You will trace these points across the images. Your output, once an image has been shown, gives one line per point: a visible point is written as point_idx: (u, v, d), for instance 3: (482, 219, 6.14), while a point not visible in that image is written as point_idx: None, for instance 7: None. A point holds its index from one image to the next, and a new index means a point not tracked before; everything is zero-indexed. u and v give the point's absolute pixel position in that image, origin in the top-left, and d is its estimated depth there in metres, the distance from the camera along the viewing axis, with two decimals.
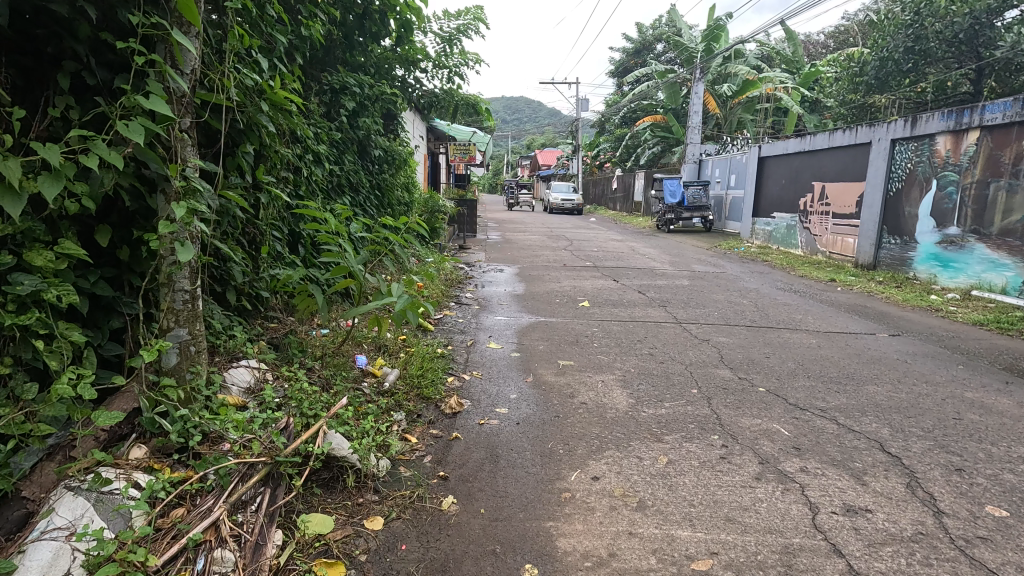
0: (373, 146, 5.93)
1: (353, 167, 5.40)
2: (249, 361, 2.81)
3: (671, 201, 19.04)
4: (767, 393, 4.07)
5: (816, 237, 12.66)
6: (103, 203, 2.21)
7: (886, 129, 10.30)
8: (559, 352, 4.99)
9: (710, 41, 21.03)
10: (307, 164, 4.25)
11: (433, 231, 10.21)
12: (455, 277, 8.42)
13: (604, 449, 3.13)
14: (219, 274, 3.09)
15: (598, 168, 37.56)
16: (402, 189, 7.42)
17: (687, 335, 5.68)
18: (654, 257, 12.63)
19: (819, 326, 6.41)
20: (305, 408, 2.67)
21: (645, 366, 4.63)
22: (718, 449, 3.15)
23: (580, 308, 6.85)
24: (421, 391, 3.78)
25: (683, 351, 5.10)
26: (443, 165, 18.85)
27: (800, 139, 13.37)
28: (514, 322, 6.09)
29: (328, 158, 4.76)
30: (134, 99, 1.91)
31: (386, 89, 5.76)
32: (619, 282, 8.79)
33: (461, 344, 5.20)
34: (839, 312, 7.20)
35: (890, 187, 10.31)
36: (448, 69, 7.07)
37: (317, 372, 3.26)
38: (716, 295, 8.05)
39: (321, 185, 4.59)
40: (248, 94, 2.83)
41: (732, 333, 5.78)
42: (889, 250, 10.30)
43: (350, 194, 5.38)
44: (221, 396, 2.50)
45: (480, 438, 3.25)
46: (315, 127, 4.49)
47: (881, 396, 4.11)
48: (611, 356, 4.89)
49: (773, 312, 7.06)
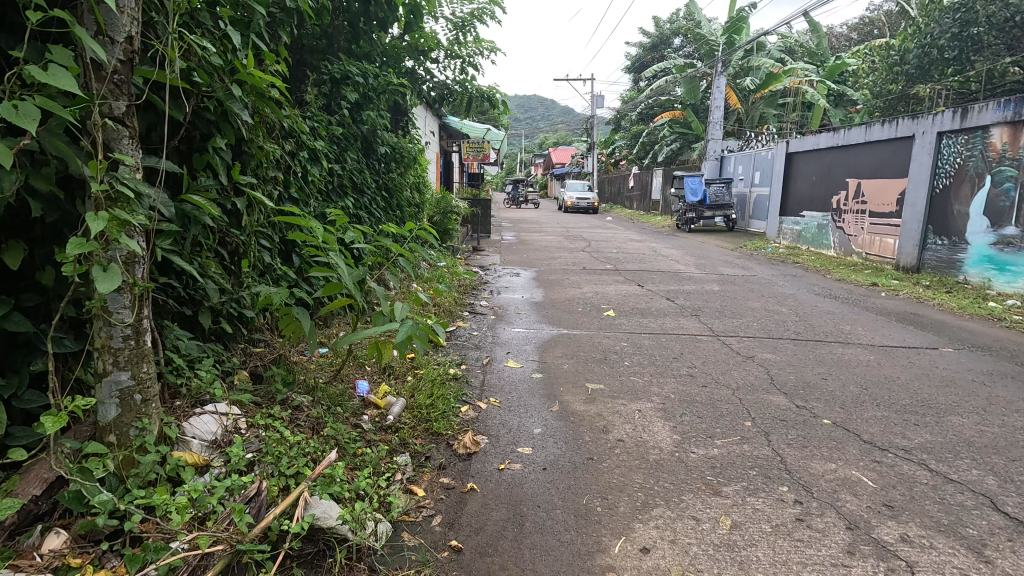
0: (379, 143, 5.41)
1: (355, 166, 4.87)
2: (217, 405, 2.27)
3: (693, 199, 18.29)
4: (834, 427, 3.48)
5: (851, 237, 11.92)
6: (15, 213, 1.71)
7: (932, 121, 9.60)
8: (586, 372, 4.44)
9: (732, 33, 20.28)
10: (301, 162, 3.75)
11: (445, 233, 9.70)
12: (469, 283, 7.91)
13: (652, 507, 2.58)
14: (189, 295, 2.58)
15: (613, 166, 36.88)
16: (411, 189, 6.91)
17: (728, 351, 5.09)
18: (677, 258, 11.98)
19: (873, 338, 5.77)
20: (285, 465, 2.13)
21: (686, 391, 4.05)
22: (792, 507, 2.57)
23: (604, 318, 6.28)
24: (430, 426, 3.27)
25: (726, 371, 4.51)
26: (456, 163, 18.31)
27: (833, 134, 12.62)
28: (534, 336, 5.53)
29: (326, 155, 4.26)
30: (27, 71, 1.39)
31: (394, 80, 5.21)
32: (644, 288, 8.18)
33: (477, 362, 4.67)
34: (891, 323, 6.53)
35: (936, 184, 9.57)
36: (461, 60, 6.53)
37: (306, 411, 2.73)
38: (750, 302, 7.42)
39: (319, 186, 4.09)
40: (218, 75, 2.32)
41: (777, 349, 5.17)
42: (935, 251, 9.57)
43: (353, 196, 4.88)
44: (176, 456, 1.96)
45: (501, 490, 2.71)
46: (310, 122, 3.97)
47: (970, 430, 3.49)
48: (645, 377, 4.32)
49: (818, 322, 6.41)
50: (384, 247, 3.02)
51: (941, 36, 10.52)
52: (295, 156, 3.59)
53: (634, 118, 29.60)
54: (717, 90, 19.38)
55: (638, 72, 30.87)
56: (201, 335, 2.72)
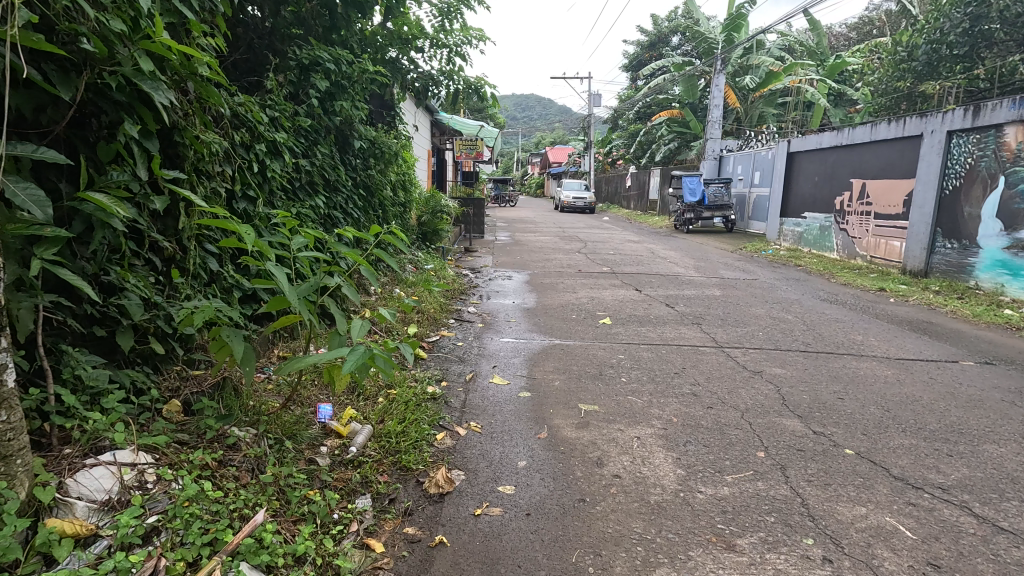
0: (356, 136, 4.95)
1: (324, 160, 4.42)
2: (118, 453, 1.83)
3: (691, 199, 17.87)
4: (858, 459, 3.07)
5: (855, 239, 11.56)
6: None
7: (941, 120, 9.26)
8: (579, 391, 4.02)
9: (731, 31, 19.91)
10: (256, 156, 3.33)
11: (434, 234, 9.28)
12: (457, 286, 7.49)
13: (655, 567, 2.17)
14: (102, 313, 2.16)
15: (610, 165, 36.46)
16: (394, 188, 6.48)
17: (735, 365, 4.68)
18: (676, 260, 11.58)
19: (888, 350, 5.36)
20: (197, 532, 1.71)
21: (689, 414, 3.64)
22: (821, 568, 2.17)
23: (600, 326, 5.87)
24: (398, 460, 2.85)
25: (733, 389, 4.10)
26: (449, 161, 17.87)
27: (837, 133, 12.23)
28: (524, 346, 5.12)
29: (290, 149, 3.83)
30: None
31: (371, 67, 4.75)
32: (642, 293, 7.77)
33: (458, 378, 4.23)
34: (905, 332, 6.13)
35: (946, 185, 9.20)
36: (448, 49, 6.12)
37: (243, 450, 2.30)
38: (754, 309, 7.02)
39: (279, 183, 3.66)
40: (122, 42, 1.91)
41: (787, 363, 4.78)
42: (944, 255, 9.21)
43: (325, 194, 4.45)
44: (52, 526, 1.53)
45: (475, 543, 2.29)
46: (267, 111, 3.53)
47: (1011, 462, 3.09)
48: (644, 397, 3.90)
49: (828, 331, 6.01)
50: (343, 253, 2.53)
51: (951, 32, 10.16)
52: (241, 149, 3.14)
53: (631, 117, 29.22)
54: (716, 88, 19.02)
55: (635, 70, 30.48)
56: (119, 360, 2.28)
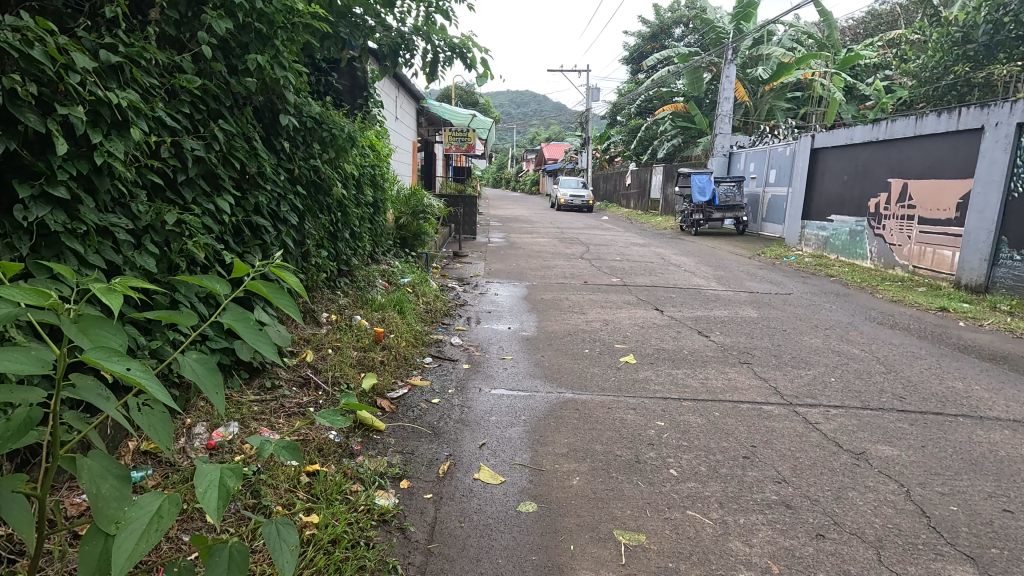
0: (290, 109, 3.55)
1: (237, 140, 3.01)
2: None
3: (700, 199, 16.48)
4: None
5: (893, 246, 10.24)
6: None
7: (1008, 110, 7.96)
8: (612, 499, 2.62)
9: (741, 19, 18.64)
10: (66, 124, 1.97)
11: (414, 238, 7.91)
12: (439, 306, 6.10)
13: None
14: None
15: (608, 162, 35.13)
16: (353, 184, 5.07)
17: (825, 442, 3.28)
18: (693, 269, 10.23)
19: (1010, 408, 4.00)
20: None
21: (798, 558, 2.24)
22: None
23: (622, 369, 4.45)
24: None
25: (841, 494, 2.72)
26: (438, 156, 16.42)
27: (872, 126, 10.88)
28: (523, 403, 3.73)
29: (155, 120, 2.43)
30: None
31: (309, 7, 3.28)
32: (663, 314, 6.41)
33: (427, 473, 2.81)
34: (1009, 374, 4.79)
35: (1014, 186, 7.89)
36: (426, 3, 4.67)
37: None
38: (806, 339, 5.63)
39: (127, 177, 2.27)
40: None
41: (892, 434, 3.42)
42: (1010, 268, 7.92)
43: (230, 196, 3.01)
44: None
45: None
46: (102, 53, 2.09)
47: None
48: (714, 515, 2.51)
49: (914, 373, 4.66)
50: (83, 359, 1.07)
51: None
52: (20, 111, 1.81)
53: (632, 111, 27.82)
54: (726, 79, 17.65)
55: (636, 64, 29.15)
56: None
